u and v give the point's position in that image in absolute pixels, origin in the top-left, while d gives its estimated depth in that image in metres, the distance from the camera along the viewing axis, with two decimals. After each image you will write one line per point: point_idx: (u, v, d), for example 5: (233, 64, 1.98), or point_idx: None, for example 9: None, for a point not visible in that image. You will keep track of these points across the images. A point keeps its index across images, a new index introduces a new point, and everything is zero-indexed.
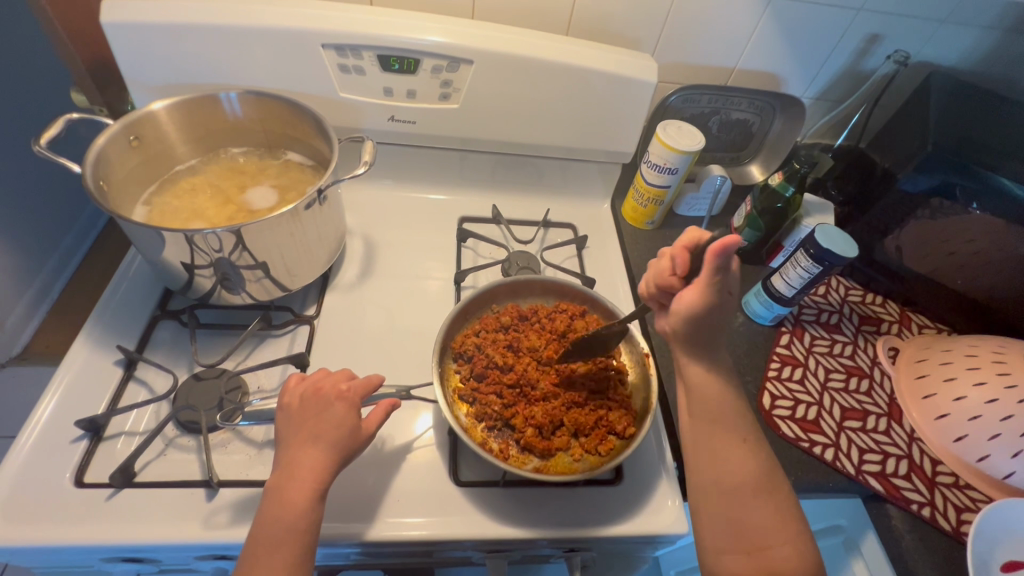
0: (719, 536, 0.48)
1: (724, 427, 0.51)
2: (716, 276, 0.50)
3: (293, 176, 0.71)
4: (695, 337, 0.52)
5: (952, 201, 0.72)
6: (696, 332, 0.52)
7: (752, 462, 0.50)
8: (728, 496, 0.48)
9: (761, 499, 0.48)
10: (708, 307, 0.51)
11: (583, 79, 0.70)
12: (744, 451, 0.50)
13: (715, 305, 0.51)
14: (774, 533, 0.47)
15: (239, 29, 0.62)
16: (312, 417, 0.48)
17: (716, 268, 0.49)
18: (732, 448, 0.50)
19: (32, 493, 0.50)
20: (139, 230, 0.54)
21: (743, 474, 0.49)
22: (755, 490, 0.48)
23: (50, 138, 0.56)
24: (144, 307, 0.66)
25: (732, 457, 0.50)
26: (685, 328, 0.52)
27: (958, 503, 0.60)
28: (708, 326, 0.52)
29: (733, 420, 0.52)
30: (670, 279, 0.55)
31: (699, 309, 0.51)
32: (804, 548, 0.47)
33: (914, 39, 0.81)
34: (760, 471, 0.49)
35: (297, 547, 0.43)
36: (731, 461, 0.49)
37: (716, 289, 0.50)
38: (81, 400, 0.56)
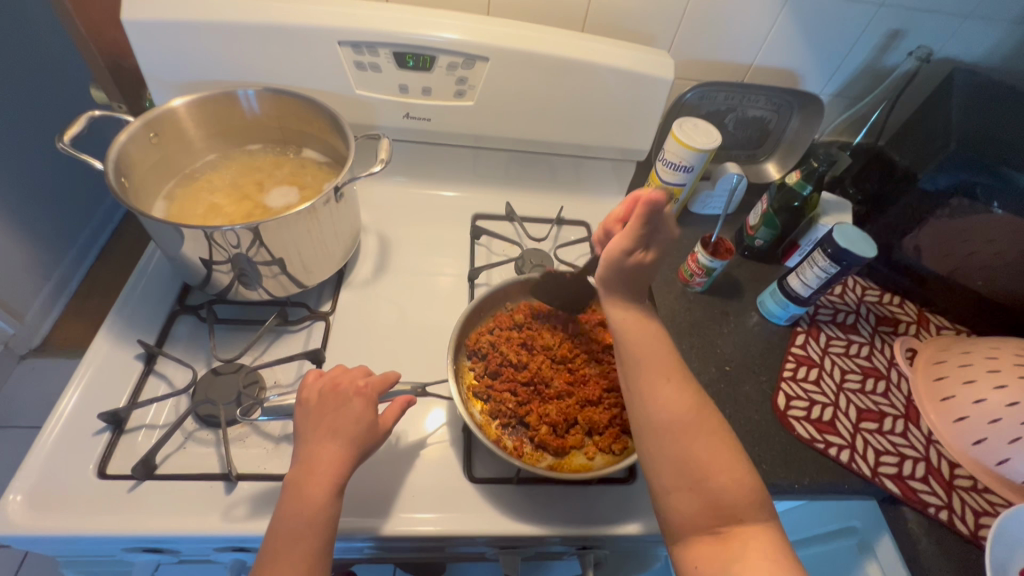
0: (661, 475, 0.46)
1: (651, 366, 0.50)
2: (643, 227, 0.50)
3: (308, 173, 0.72)
4: (617, 285, 0.53)
5: (972, 200, 0.71)
6: (618, 278, 0.53)
7: (684, 396, 0.48)
8: (662, 433, 0.47)
9: (695, 433, 0.46)
10: (629, 257, 0.52)
11: (599, 76, 0.70)
12: (675, 386, 0.49)
13: (634, 256, 0.52)
14: (712, 464, 0.45)
15: (256, 27, 0.63)
16: (330, 412, 0.49)
17: (643, 219, 0.49)
18: (662, 384, 0.49)
19: (57, 483, 0.51)
20: (159, 226, 0.54)
21: (674, 410, 0.48)
22: (688, 424, 0.47)
23: (73, 134, 0.57)
24: (163, 302, 0.66)
25: (662, 394, 0.48)
26: (608, 274, 0.53)
27: (976, 507, 0.60)
28: (630, 277, 0.53)
29: (662, 358, 0.51)
30: (610, 228, 0.58)
31: (619, 258, 0.52)
32: (744, 476, 0.45)
33: (936, 35, 0.80)
34: (693, 406, 0.48)
35: (315, 540, 0.44)
36: (661, 397, 0.48)
37: (638, 242, 0.51)
38: (102, 393, 0.57)
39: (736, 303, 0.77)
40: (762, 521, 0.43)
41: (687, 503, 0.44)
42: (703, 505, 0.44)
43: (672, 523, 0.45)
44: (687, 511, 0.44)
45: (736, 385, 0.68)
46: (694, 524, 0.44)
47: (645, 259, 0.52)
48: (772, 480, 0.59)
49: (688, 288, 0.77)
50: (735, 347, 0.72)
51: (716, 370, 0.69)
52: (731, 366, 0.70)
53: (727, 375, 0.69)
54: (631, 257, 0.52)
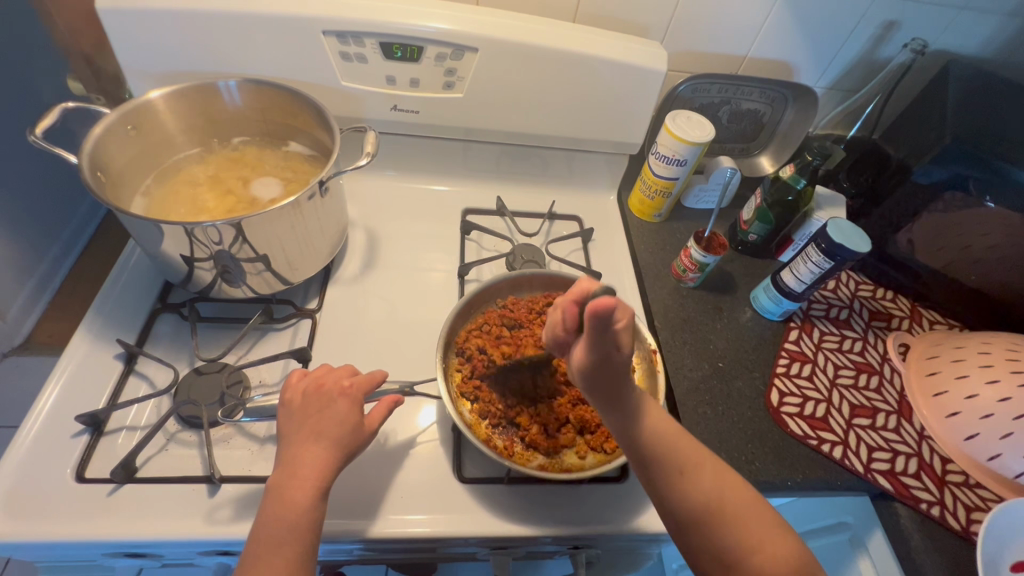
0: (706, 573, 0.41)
1: (669, 457, 0.43)
2: (597, 334, 0.41)
3: (293, 167, 0.70)
4: (598, 391, 0.44)
5: (966, 193, 0.70)
6: (598, 386, 0.44)
7: (701, 480, 0.43)
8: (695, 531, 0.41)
9: (733, 522, 0.41)
10: (599, 365, 0.43)
11: (590, 67, 0.69)
12: (689, 475, 0.43)
13: (605, 363, 0.42)
14: (753, 550, 0.40)
15: (237, 16, 0.61)
16: (313, 414, 0.48)
17: (595, 326, 0.40)
18: (675, 477, 0.43)
19: (34, 487, 0.49)
20: (137, 222, 0.53)
21: (705, 497, 0.42)
22: (727, 510, 0.42)
23: (46, 127, 0.54)
24: (144, 300, 0.65)
25: (691, 484, 0.42)
26: (584, 382, 0.44)
27: (968, 502, 0.59)
28: (611, 383, 0.44)
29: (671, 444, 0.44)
30: (559, 335, 0.46)
31: (589, 367, 0.43)
32: (796, 555, 0.40)
33: (931, 26, 0.79)
34: (723, 490, 0.43)
35: (298, 545, 0.42)
36: (689, 490, 0.42)
37: (606, 347, 0.42)
38: (81, 394, 0.56)
39: (729, 299, 0.77)
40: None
41: None
42: None
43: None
44: None
45: (729, 382, 0.67)
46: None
47: (621, 357, 0.43)
48: (765, 478, 0.59)
49: (681, 283, 0.76)
50: (728, 343, 0.71)
51: (709, 366, 0.68)
52: (724, 362, 0.69)
53: (720, 371, 0.68)
54: (603, 361, 0.42)
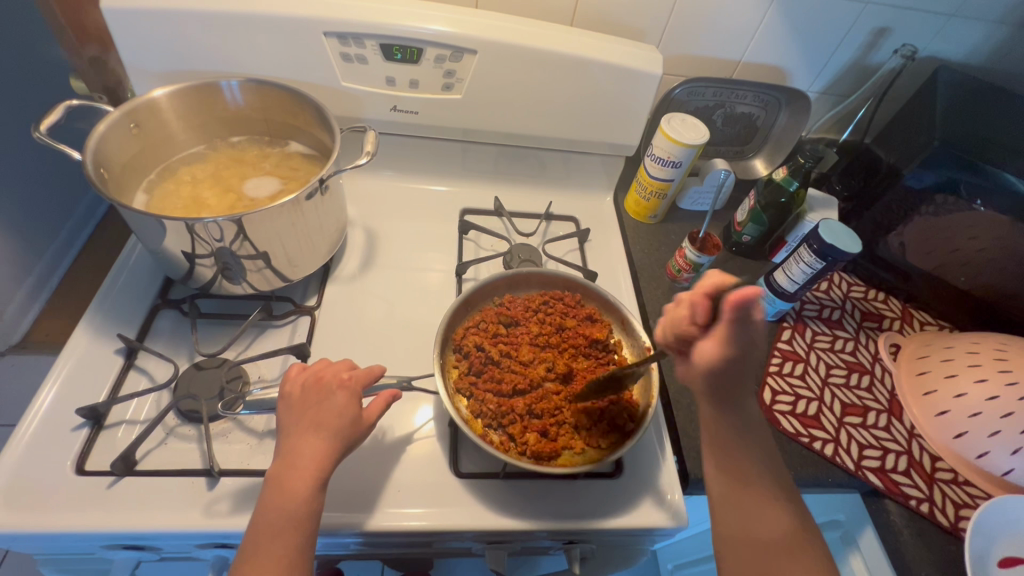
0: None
1: (756, 482, 0.46)
2: (739, 330, 0.42)
3: (294, 166, 0.71)
4: (718, 393, 0.45)
5: (957, 197, 0.72)
6: (718, 386, 0.45)
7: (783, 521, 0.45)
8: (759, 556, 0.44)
9: (800, 560, 0.44)
10: (733, 365, 0.43)
11: (587, 70, 0.70)
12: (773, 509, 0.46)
13: (740, 362, 0.43)
14: None
15: (239, 17, 0.62)
16: (313, 406, 0.48)
17: (737, 321, 0.41)
18: (759, 505, 0.46)
19: (33, 480, 0.50)
20: (138, 217, 0.53)
21: (778, 528, 0.45)
22: (794, 547, 0.44)
23: (50, 124, 0.55)
24: (144, 296, 0.65)
25: (765, 512, 0.45)
26: (706, 385, 0.45)
27: (957, 499, 0.60)
28: (735, 380, 0.45)
29: (765, 477, 0.47)
30: (683, 332, 0.46)
31: (720, 367, 0.43)
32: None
33: (921, 33, 0.80)
34: (798, 529, 0.45)
35: (298, 534, 0.43)
36: (764, 517, 0.45)
37: (742, 343, 0.42)
38: (81, 389, 0.56)
39: None
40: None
41: None
42: None
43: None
44: None
45: None
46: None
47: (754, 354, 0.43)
48: None
49: (676, 284, 0.78)
50: None
51: None
52: None
53: None
54: (740, 359, 0.43)
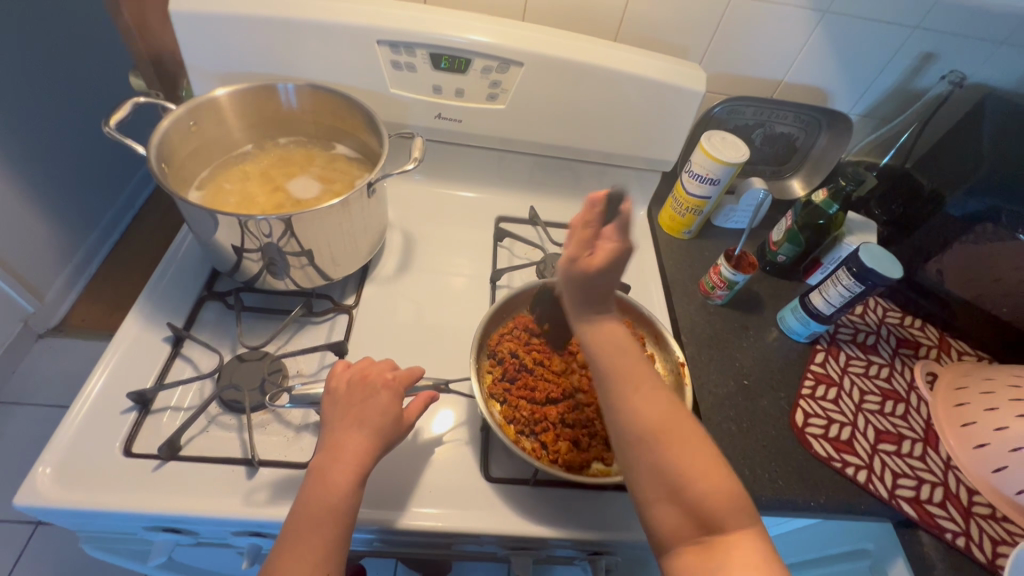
0: (642, 485, 0.43)
1: (622, 371, 0.46)
2: (589, 229, 0.47)
3: (339, 168, 0.73)
4: (577, 291, 0.48)
5: (997, 226, 0.71)
6: (571, 284, 0.48)
7: (657, 400, 0.45)
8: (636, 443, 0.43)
9: (671, 437, 0.43)
10: (576, 263, 0.47)
11: (630, 85, 0.71)
12: (646, 392, 0.45)
13: (584, 262, 0.46)
14: (694, 471, 0.41)
15: (299, 24, 0.64)
16: (358, 403, 0.50)
17: (586, 221, 0.47)
18: (635, 390, 0.45)
19: (83, 460, 0.52)
20: (194, 210, 0.56)
21: (650, 414, 0.44)
22: (670, 430, 0.43)
23: (119, 120, 0.58)
24: (191, 287, 0.68)
25: (635, 399, 0.45)
26: (567, 281, 0.48)
27: (995, 536, 0.59)
28: (585, 286, 0.47)
29: (631, 362, 0.47)
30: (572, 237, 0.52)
31: (568, 267, 0.47)
32: (728, 483, 0.42)
33: (969, 59, 0.80)
34: (672, 410, 0.44)
35: (336, 528, 0.44)
36: (636, 403, 0.44)
37: (584, 248, 0.47)
38: (129, 374, 0.58)
39: (755, 317, 0.77)
40: (750, 529, 0.40)
41: (672, 518, 0.41)
42: (686, 518, 0.41)
43: (656, 537, 0.42)
44: (672, 524, 0.41)
45: (754, 400, 0.68)
46: (679, 535, 0.41)
47: (592, 261, 0.46)
48: (787, 497, 0.59)
49: (708, 300, 0.77)
50: (754, 361, 0.72)
51: (734, 383, 0.69)
52: (750, 380, 0.70)
53: (745, 389, 0.69)
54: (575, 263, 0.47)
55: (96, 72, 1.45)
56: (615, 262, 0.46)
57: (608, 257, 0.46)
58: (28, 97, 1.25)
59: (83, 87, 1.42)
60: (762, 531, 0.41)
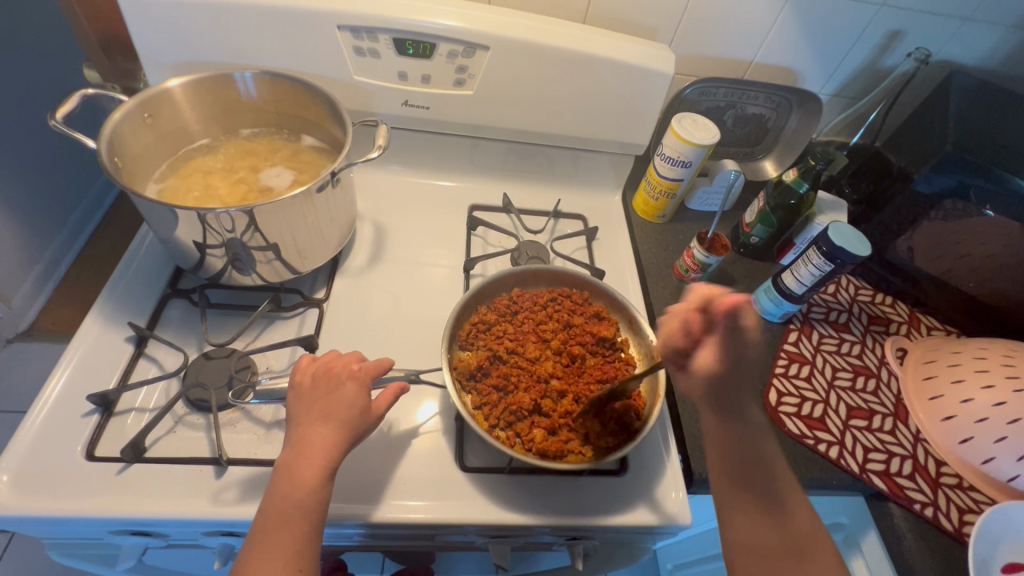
0: None
1: (768, 487, 0.49)
2: (729, 337, 0.48)
3: (304, 159, 0.71)
4: (719, 396, 0.49)
5: (966, 203, 0.71)
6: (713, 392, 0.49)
7: (798, 520, 0.48)
8: (780, 563, 0.47)
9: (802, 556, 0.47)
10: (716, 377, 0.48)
11: (597, 68, 0.70)
12: (785, 510, 0.48)
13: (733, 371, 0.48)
14: None
15: (253, 9, 0.62)
16: (322, 396, 0.49)
17: (730, 325, 0.47)
18: (774, 508, 0.48)
19: (43, 466, 0.50)
20: (151, 206, 0.54)
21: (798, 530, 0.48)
22: (806, 547, 0.47)
23: (65, 113, 0.55)
24: (154, 286, 0.66)
25: (779, 517, 0.48)
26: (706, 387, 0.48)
27: (961, 505, 0.60)
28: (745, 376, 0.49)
29: (780, 479, 0.49)
30: (687, 324, 0.49)
31: (716, 366, 0.48)
32: None
33: (934, 37, 0.80)
34: (809, 527, 0.48)
35: (306, 524, 0.44)
36: (782, 518, 0.48)
37: (740, 352, 0.48)
38: (91, 377, 0.57)
39: None
40: None
41: None
42: None
43: None
44: None
45: None
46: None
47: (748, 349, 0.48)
48: None
49: (683, 283, 0.78)
50: None
51: None
52: None
53: None
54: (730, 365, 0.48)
55: (55, 67, 1.41)
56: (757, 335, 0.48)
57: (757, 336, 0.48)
58: None
59: (42, 82, 1.37)
60: None
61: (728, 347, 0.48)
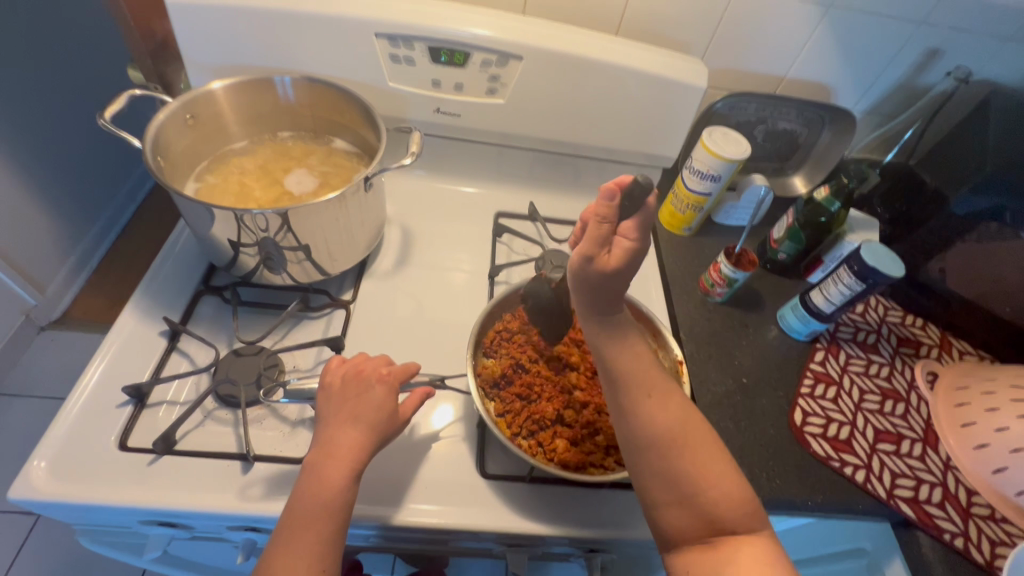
0: (656, 492, 0.45)
1: (632, 383, 0.47)
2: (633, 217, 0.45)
3: (337, 162, 0.72)
4: (593, 294, 0.47)
5: (1002, 225, 0.70)
6: (589, 285, 0.47)
7: (670, 407, 0.47)
8: (662, 454, 0.45)
9: (679, 445, 0.45)
10: (592, 263, 0.45)
11: (628, 80, 0.70)
12: (656, 401, 0.47)
13: (600, 263, 0.45)
14: (702, 478, 0.44)
15: (295, 16, 0.64)
16: (352, 398, 0.50)
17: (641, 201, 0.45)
18: (646, 399, 0.47)
19: (78, 453, 0.52)
20: (191, 205, 0.55)
21: (664, 423, 0.46)
22: (683, 435, 0.45)
23: (114, 112, 0.57)
24: (187, 282, 0.67)
25: (651, 409, 0.46)
26: (588, 281, 0.46)
27: (993, 536, 0.59)
28: (599, 286, 0.46)
29: (644, 372, 0.48)
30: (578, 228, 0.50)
31: (623, 266, 0.45)
32: (735, 486, 0.44)
33: (975, 56, 0.79)
34: (682, 417, 0.47)
35: (331, 524, 0.44)
36: (647, 414, 0.46)
37: (627, 240, 0.45)
38: (125, 368, 0.58)
39: (755, 315, 0.77)
40: (758, 532, 0.43)
41: (681, 518, 0.43)
42: (695, 518, 0.43)
43: (667, 537, 0.44)
44: (682, 525, 0.43)
45: (753, 398, 0.67)
46: (686, 535, 0.43)
47: (610, 260, 0.45)
48: (784, 496, 0.59)
49: (708, 297, 0.77)
50: (753, 360, 0.71)
51: (733, 381, 0.69)
52: (749, 379, 0.69)
53: (743, 387, 0.68)
54: (595, 259, 0.45)
55: (97, 65, 1.45)
56: (632, 262, 0.45)
57: (628, 255, 0.45)
58: (28, 89, 1.25)
59: (85, 80, 1.42)
60: (764, 530, 0.43)
61: (590, 238, 0.45)
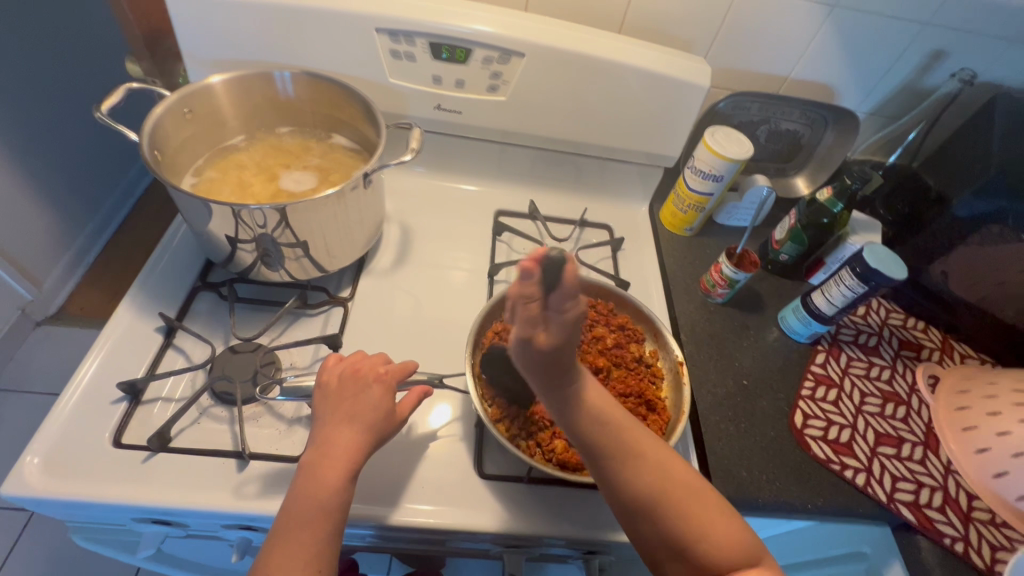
0: (653, 550, 0.41)
1: (608, 447, 0.42)
2: (564, 294, 0.36)
3: (336, 159, 0.72)
4: (539, 371, 0.40)
5: (1005, 228, 0.69)
6: (531, 364, 0.40)
7: (650, 461, 0.42)
8: (648, 512, 0.41)
9: (661, 501, 0.41)
10: (527, 345, 0.38)
11: (630, 78, 0.69)
12: (633, 461, 0.42)
13: (534, 344, 0.38)
14: (695, 530, 0.40)
15: (295, 11, 0.63)
16: (349, 397, 0.49)
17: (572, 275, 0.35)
18: (624, 463, 0.42)
19: (71, 450, 0.51)
20: (188, 199, 0.55)
21: (644, 483, 0.41)
22: (669, 488, 0.41)
23: (111, 105, 0.57)
24: (184, 278, 0.67)
25: (629, 472, 0.42)
26: (531, 362, 0.39)
27: (994, 541, 0.58)
28: (540, 365, 0.39)
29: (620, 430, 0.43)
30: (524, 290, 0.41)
31: (556, 346, 0.38)
32: (731, 532, 0.40)
33: (979, 58, 0.78)
34: (664, 470, 0.42)
35: (326, 525, 0.43)
36: (627, 478, 0.42)
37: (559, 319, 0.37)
38: (120, 364, 0.58)
39: (755, 317, 0.77)
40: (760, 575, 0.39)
41: (680, 575, 0.40)
42: (692, 574, 0.39)
43: None
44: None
45: (753, 400, 0.67)
46: None
47: (546, 340, 0.38)
48: (783, 499, 0.59)
49: (709, 298, 0.76)
50: (754, 361, 0.71)
51: (734, 383, 0.68)
52: (749, 380, 0.69)
53: (744, 389, 0.68)
54: (531, 341, 0.38)
55: (95, 59, 1.44)
56: (570, 337, 0.38)
57: (563, 332, 0.37)
58: (26, 83, 1.25)
59: (83, 74, 1.41)
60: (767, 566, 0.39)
61: (518, 321, 0.37)
